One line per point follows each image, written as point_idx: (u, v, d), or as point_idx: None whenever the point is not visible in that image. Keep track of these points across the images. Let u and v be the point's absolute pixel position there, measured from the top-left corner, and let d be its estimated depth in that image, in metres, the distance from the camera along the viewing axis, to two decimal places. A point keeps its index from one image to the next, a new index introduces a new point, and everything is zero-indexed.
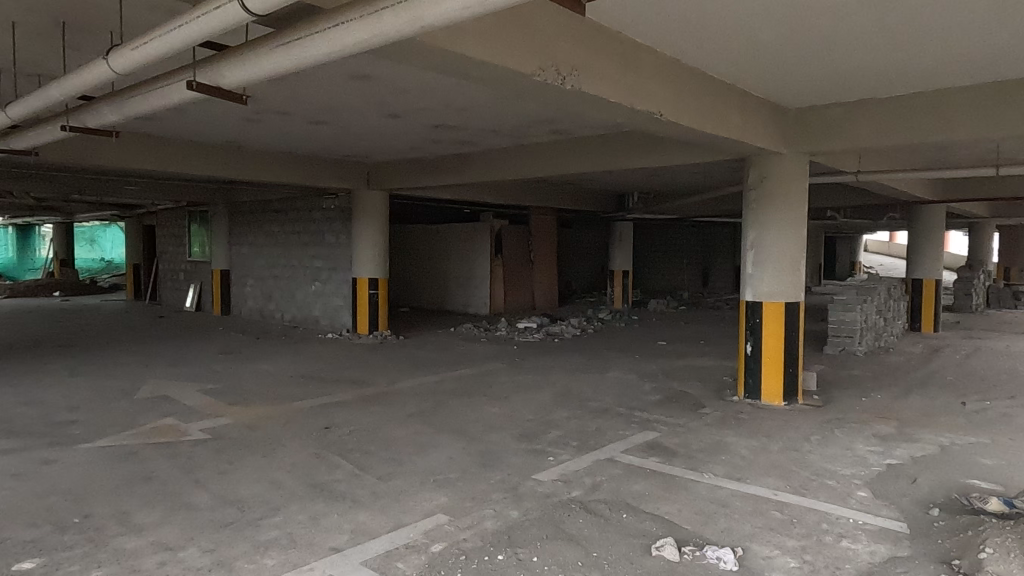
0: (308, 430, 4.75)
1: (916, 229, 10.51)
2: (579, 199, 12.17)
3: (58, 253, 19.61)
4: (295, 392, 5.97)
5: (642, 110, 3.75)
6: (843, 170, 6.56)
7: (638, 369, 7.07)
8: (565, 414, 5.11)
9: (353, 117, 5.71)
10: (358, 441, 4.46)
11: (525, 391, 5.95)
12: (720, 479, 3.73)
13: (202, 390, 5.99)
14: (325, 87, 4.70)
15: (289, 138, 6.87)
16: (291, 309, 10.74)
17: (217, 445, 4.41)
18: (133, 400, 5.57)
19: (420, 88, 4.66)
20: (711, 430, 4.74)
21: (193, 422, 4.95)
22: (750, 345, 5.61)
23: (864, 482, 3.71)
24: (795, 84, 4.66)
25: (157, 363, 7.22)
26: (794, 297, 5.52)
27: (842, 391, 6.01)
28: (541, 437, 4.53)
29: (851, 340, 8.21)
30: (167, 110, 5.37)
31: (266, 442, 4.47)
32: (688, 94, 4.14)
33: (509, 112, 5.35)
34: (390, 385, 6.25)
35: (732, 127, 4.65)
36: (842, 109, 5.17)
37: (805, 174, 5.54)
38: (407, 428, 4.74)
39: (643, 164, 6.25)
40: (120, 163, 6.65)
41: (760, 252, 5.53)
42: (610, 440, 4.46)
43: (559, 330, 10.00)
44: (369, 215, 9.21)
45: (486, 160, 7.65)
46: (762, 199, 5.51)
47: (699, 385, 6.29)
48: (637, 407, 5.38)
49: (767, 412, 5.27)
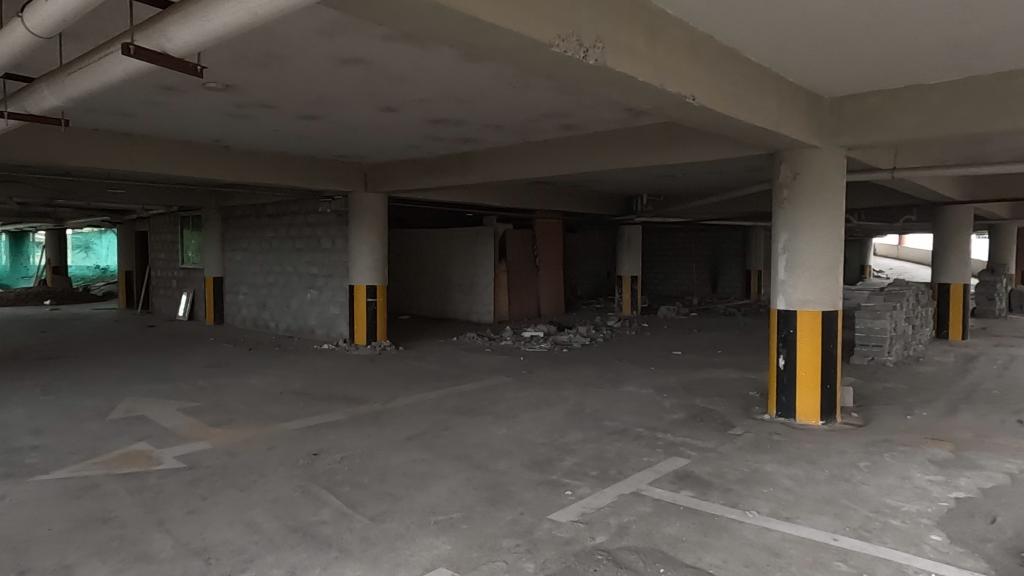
0: (294, 456, 4.26)
1: (941, 231, 9.99)
2: (585, 202, 11.70)
3: (50, 260, 19.16)
4: (285, 411, 5.47)
5: (673, 92, 3.25)
6: (878, 167, 6.05)
7: (655, 383, 6.55)
8: (580, 437, 4.60)
9: (346, 110, 5.24)
10: (350, 470, 3.96)
11: (535, 409, 5.44)
12: (767, 519, 3.21)
13: (183, 409, 5.50)
14: (312, 73, 4.21)
15: (278, 136, 6.40)
16: (285, 318, 10.26)
17: (191, 476, 3.91)
18: (105, 422, 5.08)
19: (419, 73, 4.19)
20: (746, 455, 4.23)
21: (169, 448, 4.46)
22: (782, 358, 5.10)
23: (934, 522, 3.20)
24: (836, 66, 4.18)
25: (138, 378, 6.73)
26: (831, 305, 5.02)
27: (883, 407, 5.49)
28: (556, 465, 4.02)
29: (881, 349, 7.70)
30: (142, 101, 4.90)
31: (246, 473, 3.97)
32: (722, 77, 3.65)
33: (517, 101, 4.87)
34: (387, 402, 5.74)
35: (768, 116, 4.16)
36: (886, 98, 4.68)
37: (842, 170, 5.05)
38: (405, 455, 4.23)
39: (663, 162, 5.77)
40: (99, 163, 6.20)
41: (794, 255, 5.03)
42: (634, 469, 3.95)
43: (567, 339, 9.50)
44: (366, 218, 8.72)
45: (491, 158, 7.17)
46: (796, 198, 5.01)
47: (724, 400, 5.78)
48: (660, 427, 4.87)
49: (805, 433, 4.76)
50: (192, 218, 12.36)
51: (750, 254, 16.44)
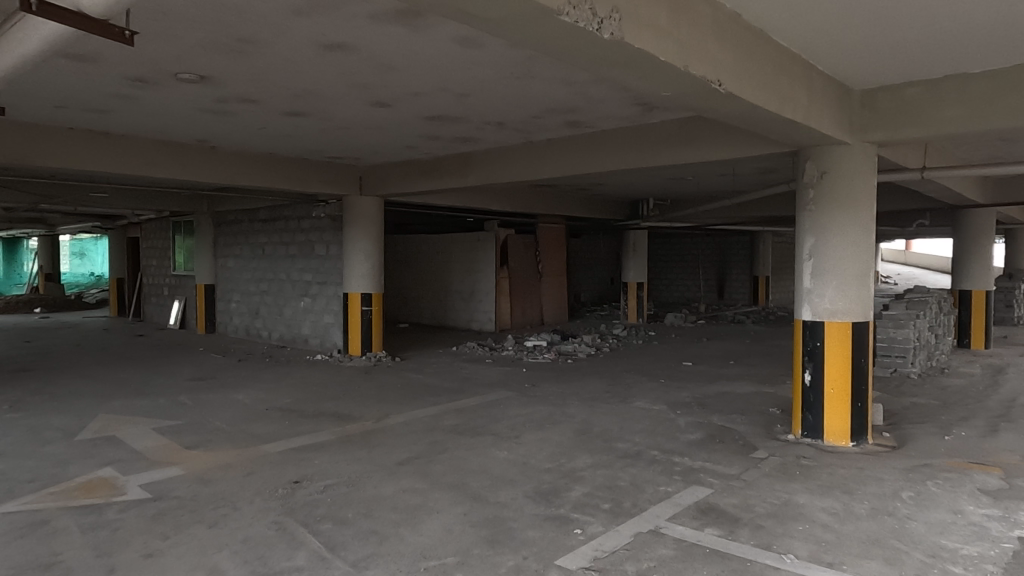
0: (272, 485, 3.84)
1: (962, 235, 9.55)
2: (590, 206, 11.31)
3: (42, 267, 18.81)
4: (269, 430, 5.06)
5: (698, 77, 2.85)
6: (907, 166, 5.63)
7: (667, 398, 6.13)
8: (589, 462, 4.18)
9: (334, 105, 4.85)
10: (333, 503, 3.54)
11: (540, 428, 5.02)
12: (808, 567, 2.79)
13: (158, 429, 5.09)
14: (291, 61, 3.81)
15: (264, 135, 6.01)
16: (278, 328, 9.87)
17: (154, 510, 3.49)
18: (72, 443, 4.68)
19: (411, 61, 3.79)
20: (773, 483, 3.81)
21: (137, 474, 4.05)
22: (808, 374, 4.68)
23: (1001, 570, 2.77)
24: (873, 52, 3.77)
25: (117, 393, 6.33)
26: (862, 316, 4.60)
27: (917, 425, 5.05)
28: (563, 496, 3.60)
29: (904, 360, 7.27)
30: (112, 94, 4.52)
31: (218, 505, 3.55)
32: (751, 60, 3.25)
33: (519, 93, 4.47)
34: (379, 420, 5.33)
35: (798, 108, 3.76)
36: (923, 90, 4.27)
37: (874, 169, 4.64)
38: (396, 484, 3.81)
39: (676, 161, 5.36)
40: (73, 165, 5.81)
41: (821, 261, 4.62)
42: (651, 501, 3.52)
43: (571, 349, 9.08)
44: (361, 223, 8.32)
45: (491, 160, 6.78)
46: (822, 200, 4.61)
47: (743, 418, 5.35)
48: (676, 450, 4.45)
49: (836, 456, 4.33)
50: (184, 224, 11.97)
51: (757, 261, 15.97)
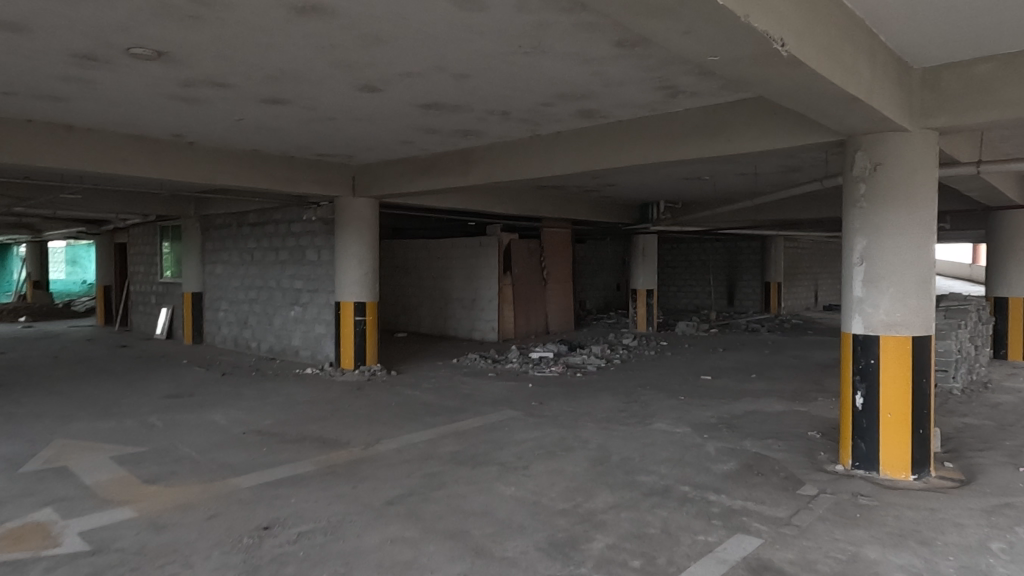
0: (237, 533, 3.23)
1: (997, 238, 8.90)
2: (596, 209, 10.71)
3: (29, 275, 18.32)
4: (243, 459, 4.45)
5: (760, 31, 2.26)
6: (958, 158, 5.02)
7: (691, 418, 5.52)
8: (610, 501, 3.58)
9: (317, 89, 4.25)
10: (305, 559, 2.92)
11: (550, 456, 4.42)
12: None
13: (118, 458, 4.49)
14: (258, 29, 3.22)
15: (243, 127, 5.42)
16: (267, 338, 9.27)
17: (88, 569, 2.87)
18: (16, 476, 4.08)
19: (400, 28, 3.19)
20: (832, 531, 3.19)
21: (81, 518, 3.45)
22: (861, 397, 4.07)
23: None
24: (950, 20, 3.17)
25: (82, 413, 5.74)
26: (923, 330, 3.99)
27: (982, 454, 4.42)
28: (583, 550, 2.98)
29: (946, 375, 6.66)
30: (61, 75, 3.94)
31: (166, 561, 2.93)
32: (814, 16, 2.65)
33: (526, 72, 3.87)
34: (369, 446, 4.72)
35: (861, 83, 3.17)
36: (1000, 65, 3.64)
37: (935, 160, 4.03)
38: (382, 532, 3.20)
39: (703, 154, 4.74)
40: (28, 159, 5.20)
41: (875, 266, 4.01)
42: (689, 557, 2.90)
43: (579, 361, 8.47)
44: (354, 227, 7.71)
45: (494, 156, 6.18)
46: (876, 195, 4.00)
47: (781, 444, 4.73)
48: (710, 485, 3.84)
49: (899, 493, 3.70)
50: (172, 228, 11.40)
51: (769, 266, 15.28)
